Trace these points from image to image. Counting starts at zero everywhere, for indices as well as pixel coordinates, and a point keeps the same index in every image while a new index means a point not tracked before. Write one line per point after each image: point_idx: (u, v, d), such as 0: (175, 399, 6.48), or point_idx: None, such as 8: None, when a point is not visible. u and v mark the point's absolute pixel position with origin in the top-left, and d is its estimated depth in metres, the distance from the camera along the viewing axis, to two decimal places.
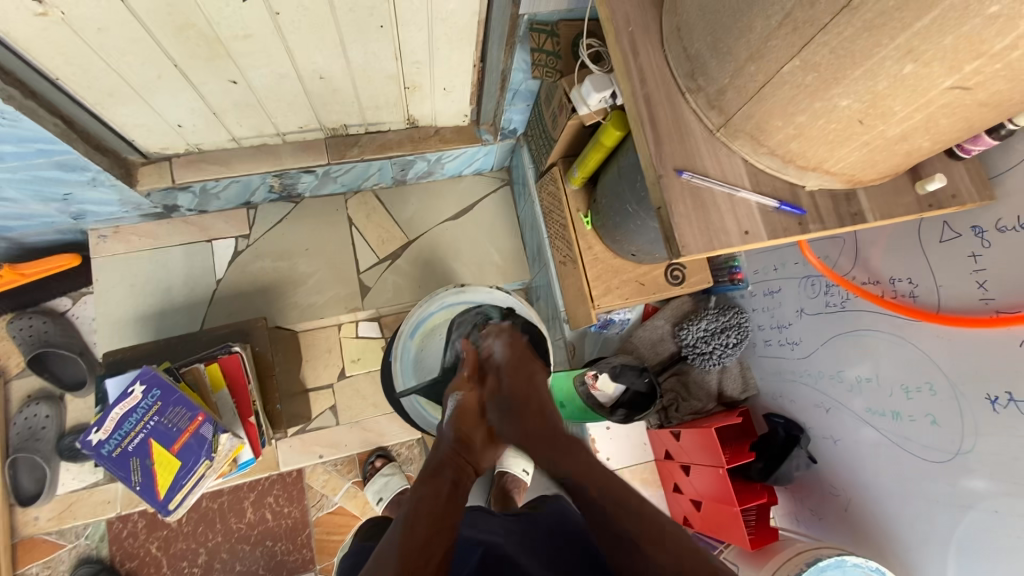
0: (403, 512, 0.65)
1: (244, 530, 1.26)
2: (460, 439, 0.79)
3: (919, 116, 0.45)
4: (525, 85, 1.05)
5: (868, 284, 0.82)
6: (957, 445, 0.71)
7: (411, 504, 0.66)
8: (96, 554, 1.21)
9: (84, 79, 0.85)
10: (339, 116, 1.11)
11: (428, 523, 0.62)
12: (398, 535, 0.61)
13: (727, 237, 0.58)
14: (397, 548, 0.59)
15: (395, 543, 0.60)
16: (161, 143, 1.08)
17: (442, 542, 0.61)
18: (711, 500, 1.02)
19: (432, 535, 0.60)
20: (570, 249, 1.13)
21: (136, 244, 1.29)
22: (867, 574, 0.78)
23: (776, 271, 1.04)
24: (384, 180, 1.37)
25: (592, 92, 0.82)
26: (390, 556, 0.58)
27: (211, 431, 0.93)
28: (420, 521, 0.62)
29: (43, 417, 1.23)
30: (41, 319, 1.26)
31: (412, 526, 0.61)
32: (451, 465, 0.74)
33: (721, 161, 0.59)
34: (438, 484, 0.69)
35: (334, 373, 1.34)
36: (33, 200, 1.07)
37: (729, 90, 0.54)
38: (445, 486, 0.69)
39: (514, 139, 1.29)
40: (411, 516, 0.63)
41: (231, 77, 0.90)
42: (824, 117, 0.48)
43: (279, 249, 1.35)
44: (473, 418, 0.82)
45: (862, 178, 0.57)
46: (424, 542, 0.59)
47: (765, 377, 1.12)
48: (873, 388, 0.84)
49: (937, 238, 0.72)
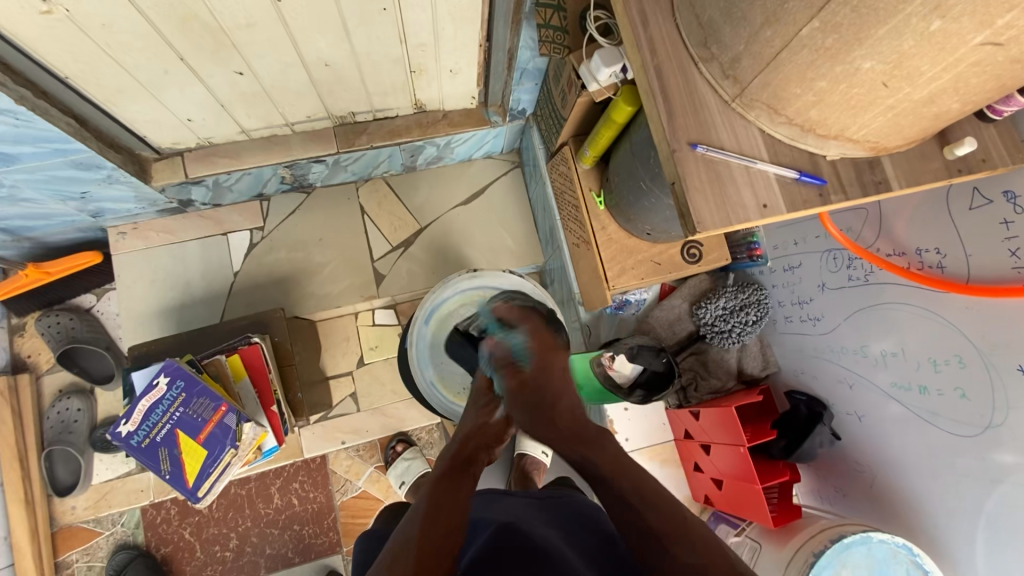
0: (419, 504, 0.61)
1: (273, 514, 1.29)
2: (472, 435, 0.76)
3: (947, 76, 0.43)
4: (532, 63, 1.03)
5: (893, 255, 0.80)
6: (987, 418, 0.69)
7: (426, 500, 0.61)
8: (133, 540, 1.26)
9: (92, 77, 0.85)
10: (346, 104, 1.11)
11: (449, 514, 0.59)
12: (417, 526, 0.57)
13: (744, 211, 0.57)
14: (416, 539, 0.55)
15: (413, 529, 0.57)
16: (172, 138, 1.08)
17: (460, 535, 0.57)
18: (732, 479, 1.01)
19: (452, 524, 0.58)
20: (583, 231, 1.11)
21: (154, 240, 1.31)
22: (893, 550, 0.77)
23: (796, 246, 1.01)
24: (394, 167, 1.36)
25: (602, 67, 0.80)
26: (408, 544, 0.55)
27: (235, 420, 0.95)
28: (441, 512, 0.59)
29: (75, 411, 1.27)
30: (68, 316, 1.29)
31: (432, 517, 0.58)
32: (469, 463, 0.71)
33: (737, 132, 0.57)
34: (457, 484, 0.65)
35: (353, 361, 1.35)
36: (52, 199, 1.09)
37: (744, 58, 0.52)
38: (465, 483, 0.66)
39: (523, 120, 1.27)
40: (429, 509, 0.59)
41: (237, 68, 0.90)
42: (845, 81, 0.46)
43: (293, 239, 1.36)
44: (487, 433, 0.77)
45: (886, 145, 0.55)
46: (444, 532, 0.56)
47: (787, 354, 1.09)
48: (900, 362, 0.82)
49: (967, 205, 0.69)
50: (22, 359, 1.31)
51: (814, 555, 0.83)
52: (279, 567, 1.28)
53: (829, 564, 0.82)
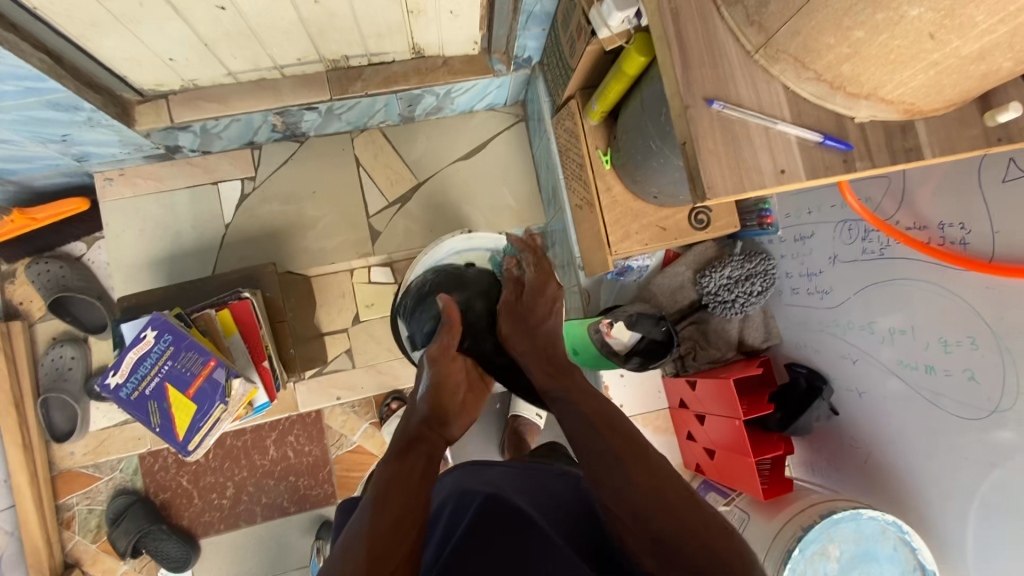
0: (372, 488, 0.59)
1: (268, 466, 1.31)
2: (434, 412, 0.72)
3: (1005, 28, 0.37)
4: (540, 5, 0.95)
5: (913, 229, 0.75)
6: (994, 402, 0.67)
7: (382, 475, 0.60)
8: (131, 485, 1.29)
9: (63, 9, 0.79)
10: (338, 46, 1.03)
11: (401, 489, 0.58)
12: (368, 516, 0.55)
13: (760, 176, 0.52)
14: (365, 534, 0.53)
15: (364, 523, 0.54)
16: (154, 78, 1.02)
17: (412, 525, 0.55)
18: (724, 449, 1.01)
19: (406, 510, 0.56)
20: (587, 192, 1.06)
21: (142, 187, 1.27)
22: (882, 526, 0.78)
23: (810, 215, 0.96)
24: (391, 117, 1.29)
25: (614, 11, 0.73)
26: (358, 539, 0.53)
27: (224, 375, 0.93)
28: (391, 500, 0.57)
29: (69, 358, 1.26)
30: (58, 264, 1.27)
31: (382, 508, 0.56)
32: (426, 439, 0.68)
33: (759, 89, 0.51)
34: (411, 462, 0.62)
35: (348, 318, 1.33)
36: (32, 141, 1.04)
37: (773, 1, 0.47)
38: (419, 461, 0.63)
39: (528, 69, 1.19)
40: (381, 495, 0.57)
41: (219, 3, 0.83)
42: (887, 31, 0.41)
43: (287, 191, 1.31)
44: (453, 387, 0.76)
45: (922, 107, 0.49)
46: (395, 525, 0.54)
47: (790, 327, 1.06)
48: (907, 340, 0.79)
49: (999, 177, 0.64)
50: (14, 306, 1.30)
51: (802, 529, 0.82)
52: (276, 516, 1.30)
53: (817, 537, 0.81)
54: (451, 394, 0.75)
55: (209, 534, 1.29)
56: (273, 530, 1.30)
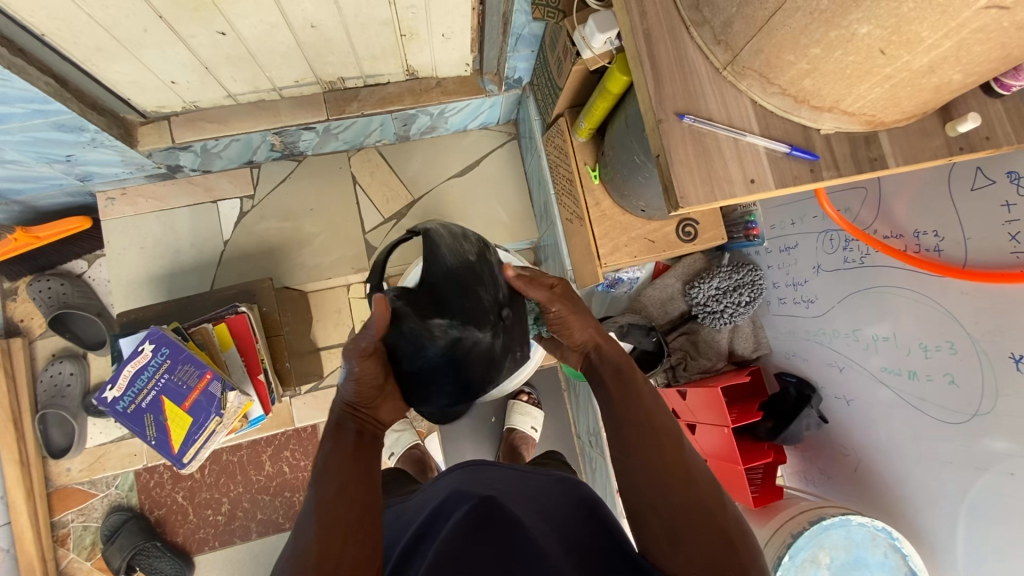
0: (317, 460, 0.61)
1: (264, 481, 1.31)
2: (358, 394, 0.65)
3: (949, 43, 0.40)
4: (528, 28, 0.99)
5: (891, 237, 0.77)
6: (974, 405, 0.68)
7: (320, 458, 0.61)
8: (127, 502, 1.29)
9: (70, 34, 0.83)
10: (335, 68, 1.07)
11: (342, 468, 0.59)
12: (313, 488, 0.58)
13: (730, 186, 0.54)
14: (312, 509, 0.56)
15: (311, 499, 0.57)
16: (157, 101, 1.06)
17: (359, 487, 0.58)
18: (716, 459, 1.01)
19: (350, 479, 0.58)
20: (577, 206, 1.09)
21: (143, 206, 1.30)
22: (871, 533, 0.78)
23: (794, 225, 0.99)
24: (387, 136, 1.33)
25: (596, 33, 0.76)
26: (308, 516, 0.56)
27: (219, 388, 0.94)
28: (332, 470, 0.59)
29: (67, 375, 1.28)
30: (59, 281, 1.29)
31: (324, 479, 0.58)
32: (355, 421, 0.65)
33: (727, 103, 0.54)
34: (344, 440, 0.62)
35: (345, 333, 1.35)
36: (37, 162, 1.07)
37: (737, 21, 0.49)
38: (350, 438, 0.63)
39: (520, 89, 1.23)
40: (322, 468, 0.59)
41: (220, 28, 0.86)
42: (841, 48, 0.43)
43: (285, 209, 1.34)
44: (370, 381, 0.65)
45: (883, 119, 0.51)
46: (339, 491, 0.57)
47: (778, 336, 1.08)
48: (890, 347, 0.80)
49: (969, 186, 0.66)
50: (15, 323, 1.32)
51: (791, 536, 0.83)
52: (270, 532, 1.30)
53: (806, 544, 0.82)
54: (369, 385, 0.66)
55: (204, 551, 1.28)
56: (267, 546, 1.29)
